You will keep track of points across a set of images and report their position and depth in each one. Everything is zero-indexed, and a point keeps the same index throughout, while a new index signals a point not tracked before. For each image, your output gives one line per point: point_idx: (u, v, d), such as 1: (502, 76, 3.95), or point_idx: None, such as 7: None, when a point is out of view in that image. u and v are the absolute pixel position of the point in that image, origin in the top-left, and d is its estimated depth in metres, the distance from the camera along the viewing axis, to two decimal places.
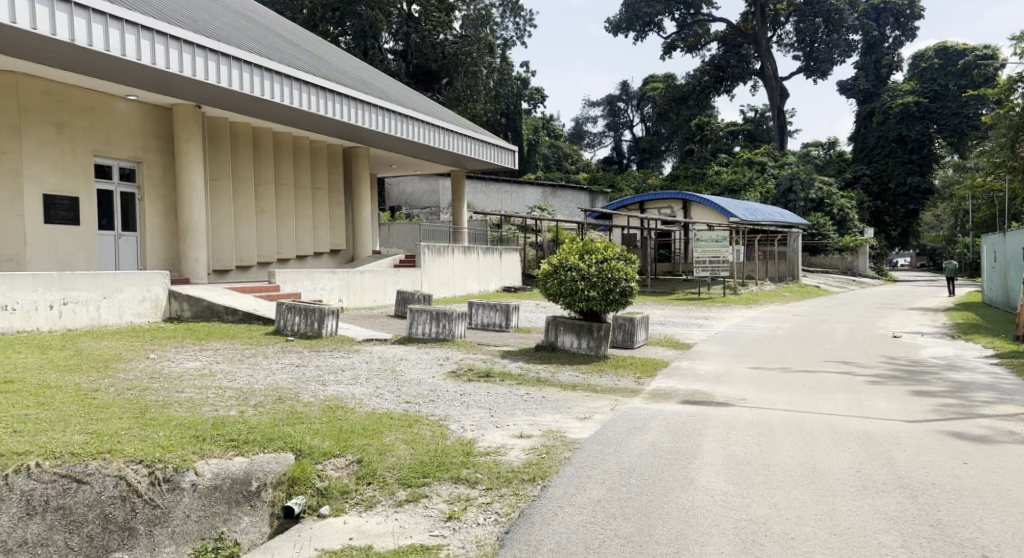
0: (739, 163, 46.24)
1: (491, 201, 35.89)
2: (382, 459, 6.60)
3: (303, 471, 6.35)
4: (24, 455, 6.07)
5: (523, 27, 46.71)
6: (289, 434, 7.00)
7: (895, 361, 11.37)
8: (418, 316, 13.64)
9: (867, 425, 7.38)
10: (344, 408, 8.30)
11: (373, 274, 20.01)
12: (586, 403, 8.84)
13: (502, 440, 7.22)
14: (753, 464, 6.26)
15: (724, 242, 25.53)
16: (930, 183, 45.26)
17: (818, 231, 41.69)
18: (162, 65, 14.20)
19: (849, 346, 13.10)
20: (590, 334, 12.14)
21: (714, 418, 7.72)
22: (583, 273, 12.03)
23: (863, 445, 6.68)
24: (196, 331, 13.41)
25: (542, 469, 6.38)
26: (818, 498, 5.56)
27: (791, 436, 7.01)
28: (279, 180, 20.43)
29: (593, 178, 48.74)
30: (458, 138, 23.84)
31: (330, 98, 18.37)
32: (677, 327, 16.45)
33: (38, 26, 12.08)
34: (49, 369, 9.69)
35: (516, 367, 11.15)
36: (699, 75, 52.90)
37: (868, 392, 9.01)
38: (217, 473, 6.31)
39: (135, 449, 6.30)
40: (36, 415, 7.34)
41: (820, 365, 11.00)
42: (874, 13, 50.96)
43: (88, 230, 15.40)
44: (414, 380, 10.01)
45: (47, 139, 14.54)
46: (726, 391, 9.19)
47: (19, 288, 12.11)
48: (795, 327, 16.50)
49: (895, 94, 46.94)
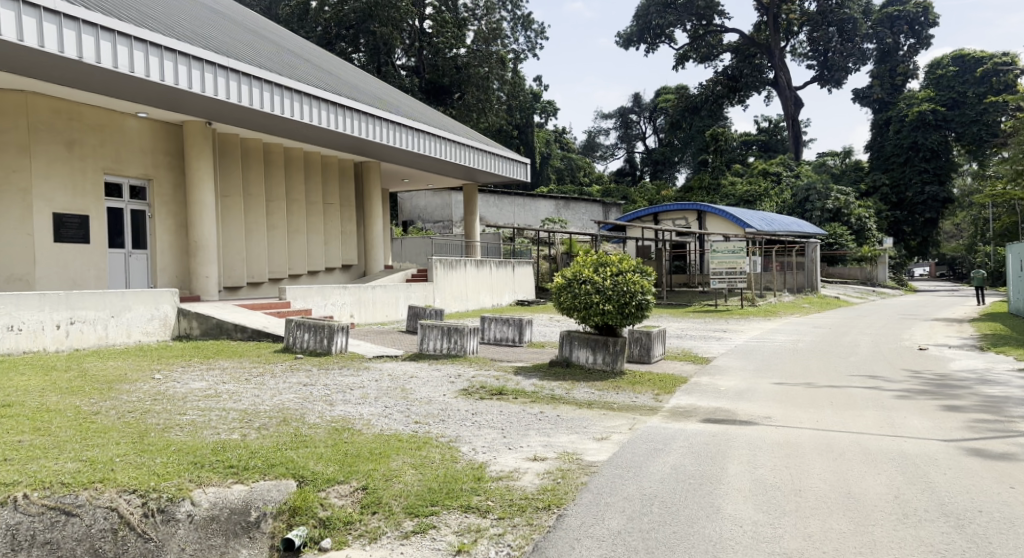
0: (754, 173, 45.86)
1: (504, 214, 35.63)
2: (389, 485, 6.23)
3: (305, 500, 6.00)
4: (12, 485, 5.92)
5: (535, 39, 46.49)
6: (292, 459, 6.64)
7: (923, 375, 10.90)
8: (429, 331, 13.35)
9: (901, 444, 6.97)
10: (351, 429, 7.96)
11: (384, 290, 19.70)
12: (604, 422, 8.45)
13: (515, 463, 6.85)
14: (784, 489, 5.87)
15: (741, 254, 25.06)
16: (949, 192, 44.45)
17: (836, 240, 41.06)
18: (171, 82, 13.99)
19: (874, 359, 12.64)
20: (606, 349, 11.79)
21: (739, 439, 7.32)
22: (598, 286, 11.68)
23: (900, 468, 6.26)
24: (203, 350, 13.14)
25: (557, 495, 6.01)
26: (856, 528, 5.17)
27: (821, 457, 6.62)
28: (290, 197, 20.21)
29: (607, 191, 48.41)
30: (469, 152, 23.58)
31: (341, 113, 18.16)
32: (695, 341, 16.01)
33: (45, 43, 11.90)
34: (51, 391, 9.42)
35: (529, 384, 10.77)
36: (711, 86, 52.54)
37: (899, 408, 8.57)
38: (215, 502, 6.01)
39: (128, 478, 6.08)
40: (32, 440, 7.06)
41: (845, 380, 10.54)
42: (888, 21, 50.39)
43: (98, 247, 15.19)
44: (424, 399, 9.65)
45: (56, 158, 14.37)
46: (749, 408, 8.78)
47: (25, 308, 11.91)
48: (818, 339, 16.03)
49: (912, 102, 46.36)
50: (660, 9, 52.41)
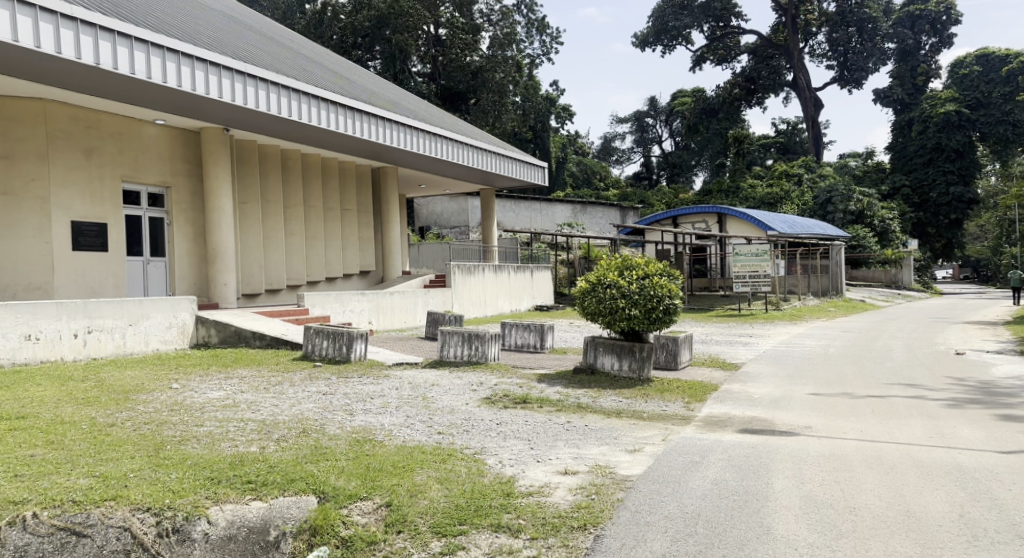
0: (774, 175, 45.32)
1: (520, 218, 35.42)
2: (414, 502, 5.93)
3: (326, 517, 5.71)
4: (20, 504, 5.68)
5: (550, 43, 46.25)
6: (312, 473, 6.36)
7: (968, 382, 10.43)
8: (450, 337, 13.06)
9: (956, 456, 6.59)
10: (373, 440, 7.67)
11: (402, 295, 19.45)
12: (634, 432, 8.10)
13: (545, 477, 6.51)
14: (837, 507, 5.51)
15: (764, 258, 24.56)
16: (975, 193, 43.77)
17: (859, 242, 40.38)
18: (189, 88, 13.80)
19: (910, 365, 12.22)
20: (632, 355, 11.41)
21: (781, 451, 6.96)
22: (623, 290, 11.30)
23: (958, 483, 5.89)
24: (221, 358, 12.90)
25: (593, 514, 5.68)
26: (922, 551, 4.83)
27: (872, 471, 6.25)
28: (308, 203, 20.00)
29: (624, 195, 47.88)
30: (486, 155, 23.31)
31: (358, 118, 17.95)
32: (721, 346, 15.61)
33: (63, 50, 11.74)
34: (65, 402, 9.18)
35: (554, 392, 10.42)
36: (729, 87, 51.75)
37: (948, 417, 8.18)
38: (232, 521, 5.78)
39: (142, 495, 5.83)
40: (43, 455, 6.83)
41: (885, 389, 10.11)
42: (909, 20, 49.71)
43: (116, 255, 15.02)
44: (446, 409, 9.35)
45: (74, 166, 14.21)
46: (787, 418, 8.43)
47: (43, 317, 11.74)
48: (849, 344, 15.60)
49: (935, 101, 45.52)
50: (676, 11, 51.96)
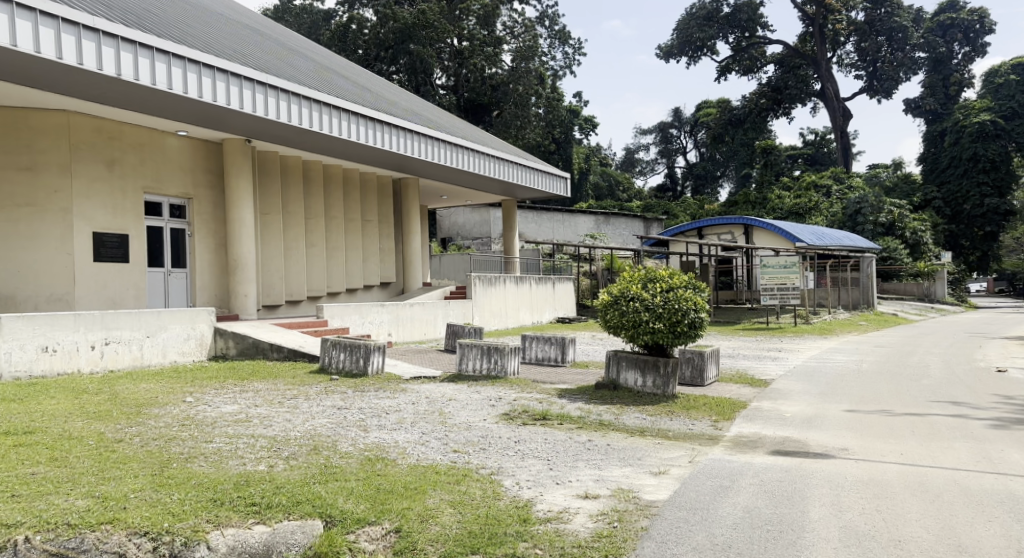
0: (802, 187, 44.55)
1: (543, 229, 35.16)
2: (425, 528, 5.60)
3: (332, 543, 5.43)
4: (14, 528, 5.42)
5: (572, 56, 46.12)
6: (319, 495, 6.04)
7: (1014, 401, 9.89)
8: (469, 350, 12.71)
9: (1008, 484, 6.14)
10: (386, 459, 7.34)
11: (423, 307, 19.18)
12: (661, 453, 7.72)
13: (564, 501, 6.15)
14: (880, 539, 5.12)
15: (792, 269, 23.97)
16: (1011, 204, 42.59)
17: (891, 254, 39.01)
18: (210, 99, 13.65)
19: (949, 382, 11.68)
20: (656, 371, 10.99)
21: (817, 476, 6.53)
22: (647, 304, 10.89)
23: (1014, 515, 5.44)
24: (237, 371, 12.68)
25: (614, 544, 5.30)
26: None
27: (916, 498, 5.83)
28: (328, 214, 19.84)
29: (648, 206, 47.31)
30: (509, 167, 23.07)
31: (380, 129, 17.75)
32: (749, 361, 15.12)
33: (84, 61, 11.61)
34: (76, 417, 8.97)
35: (576, 408, 10.03)
36: (755, 97, 51.04)
37: (995, 440, 7.70)
38: (233, 547, 5.47)
39: (141, 518, 5.54)
40: (45, 473, 6.60)
41: (925, 407, 9.59)
42: (940, 29, 49.12)
43: (137, 265, 14.87)
44: (463, 425, 9.01)
45: (95, 177, 14.11)
46: (822, 439, 7.98)
47: (60, 328, 11.59)
48: (882, 359, 15.04)
49: (969, 111, 44.78)
50: (701, 22, 51.42)
